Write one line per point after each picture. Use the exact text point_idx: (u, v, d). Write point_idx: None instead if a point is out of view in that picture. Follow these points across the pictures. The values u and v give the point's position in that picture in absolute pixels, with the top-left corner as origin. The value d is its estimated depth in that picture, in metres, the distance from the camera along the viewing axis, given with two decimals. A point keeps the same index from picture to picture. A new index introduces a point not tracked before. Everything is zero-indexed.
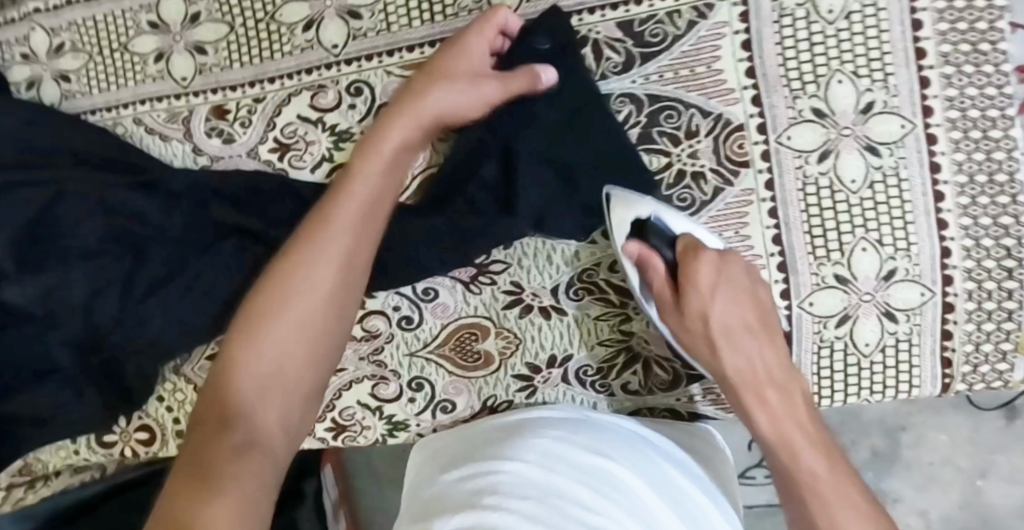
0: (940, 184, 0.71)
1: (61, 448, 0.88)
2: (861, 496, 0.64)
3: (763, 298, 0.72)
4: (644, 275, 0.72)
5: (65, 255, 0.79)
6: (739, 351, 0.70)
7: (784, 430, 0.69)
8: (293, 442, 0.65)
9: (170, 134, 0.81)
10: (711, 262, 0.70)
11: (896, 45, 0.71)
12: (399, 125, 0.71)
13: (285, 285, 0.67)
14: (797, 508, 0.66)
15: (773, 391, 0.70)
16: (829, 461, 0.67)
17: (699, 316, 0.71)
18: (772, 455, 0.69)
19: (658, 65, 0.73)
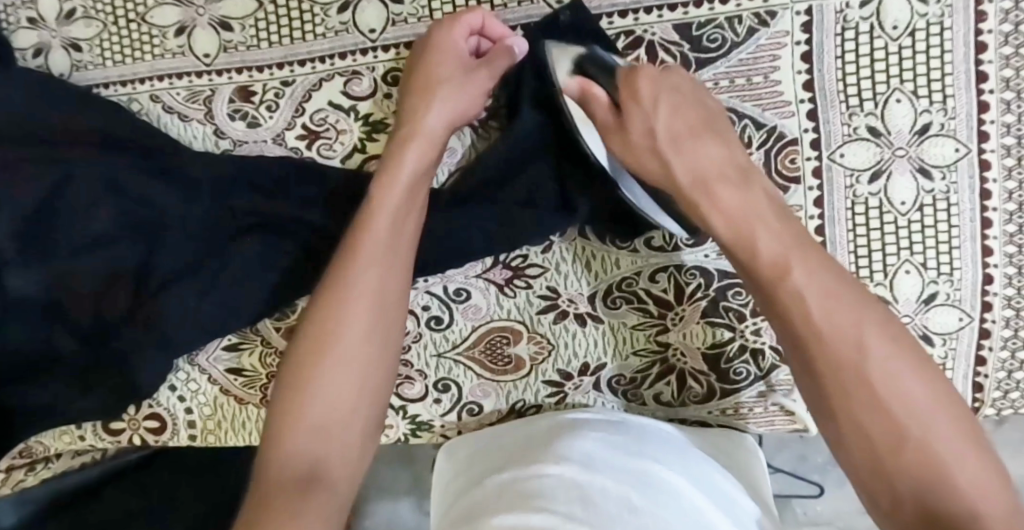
0: (989, 211, 0.70)
1: (64, 433, 0.86)
2: (849, 288, 0.54)
3: (709, 103, 0.64)
4: (589, 112, 0.66)
5: (76, 246, 0.77)
6: (701, 152, 0.61)
7: (742, 225, 0.58)
8: (355, 478, 0.62)
9: (191, 115, 0.79)
10: (647, 72, 0.62)
11: (959, 66, 0.69)
12: (413, 149, 0.69)
13: (319, 330, 0.65)
14: (782, 331, 0.56)
15: (732, 189, 0.59)
16: (802, 250, 0.56)
17: (648, 125, 0.62)
18: (736, 261, 0.59)
19: (714, 72, 0.71)
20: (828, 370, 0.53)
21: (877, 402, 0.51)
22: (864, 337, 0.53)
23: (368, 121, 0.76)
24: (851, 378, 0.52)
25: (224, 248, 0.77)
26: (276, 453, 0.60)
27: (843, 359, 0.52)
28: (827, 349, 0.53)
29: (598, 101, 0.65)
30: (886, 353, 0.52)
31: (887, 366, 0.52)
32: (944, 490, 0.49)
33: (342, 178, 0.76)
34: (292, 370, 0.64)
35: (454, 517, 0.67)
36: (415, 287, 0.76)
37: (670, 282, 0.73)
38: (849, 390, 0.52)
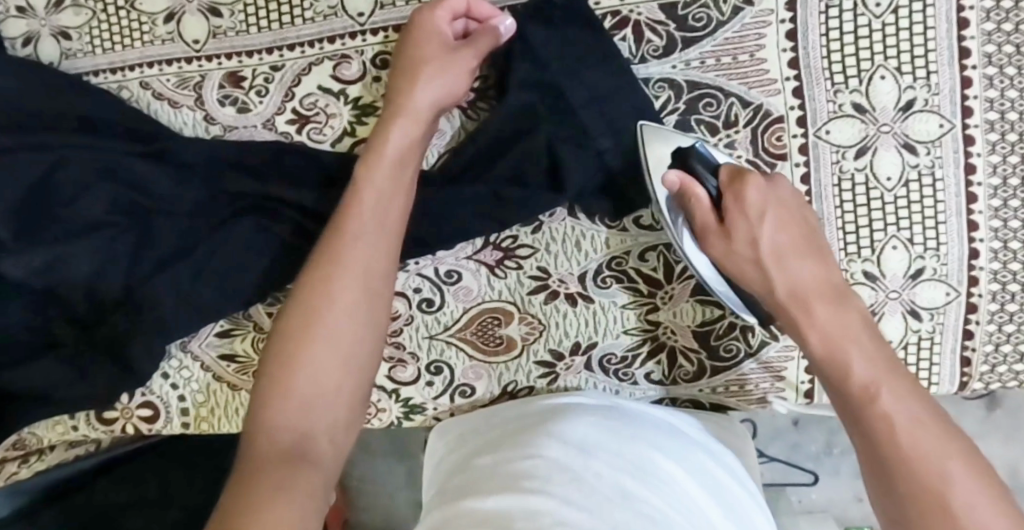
0: (974, 186, 0.71)
1: (57, 423, 0.85)
2: (939, 423, 0.57)
3: (810, 219, 0.66)
4: (687, 207, 0.66)
5: (70, 230, 0.78)
6: (802, 270, 0.63)
7: (838, 344, 0.61)
8: (342, 451, 0.63)
9: (181, 102, 0.79)
10: (758, 180, 0.64)
11: (942, 43, 0.70)
12: (398, 127, 0.69)
13: (308, 305, 0.65)
14: (863, 435, 0.58)
15: (828, 307, 0.62)
16: (895, 377, 0.59)
17: (750, 239, 0.64)
18: (824, 377, 0.61)
19: (700, 51, 0.71)
20: (900, 472, 0.56)
21: (953, 518, 0.53)
22: (948, 470, 0.55)
23: (358, 105, 0.76)
24: (928, 489, 0.55)
25: (216, 233, 0.78)
26: (265, 427, 0.60)
27: (926, 471, 0.55)
28: (910, 462, 0.55)
29: (699, 199, 0.65)
30: (964, 474, 0.55)
31: (964, 484, 0.54)
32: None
33: (333, 162, 0.77)
34: (280, 346, 0.64)
35: (442, 494, 0.68)
36: (406, 269, 0.76)
37: (659, 261, 0.74)
38: (926, 506, 0.55)
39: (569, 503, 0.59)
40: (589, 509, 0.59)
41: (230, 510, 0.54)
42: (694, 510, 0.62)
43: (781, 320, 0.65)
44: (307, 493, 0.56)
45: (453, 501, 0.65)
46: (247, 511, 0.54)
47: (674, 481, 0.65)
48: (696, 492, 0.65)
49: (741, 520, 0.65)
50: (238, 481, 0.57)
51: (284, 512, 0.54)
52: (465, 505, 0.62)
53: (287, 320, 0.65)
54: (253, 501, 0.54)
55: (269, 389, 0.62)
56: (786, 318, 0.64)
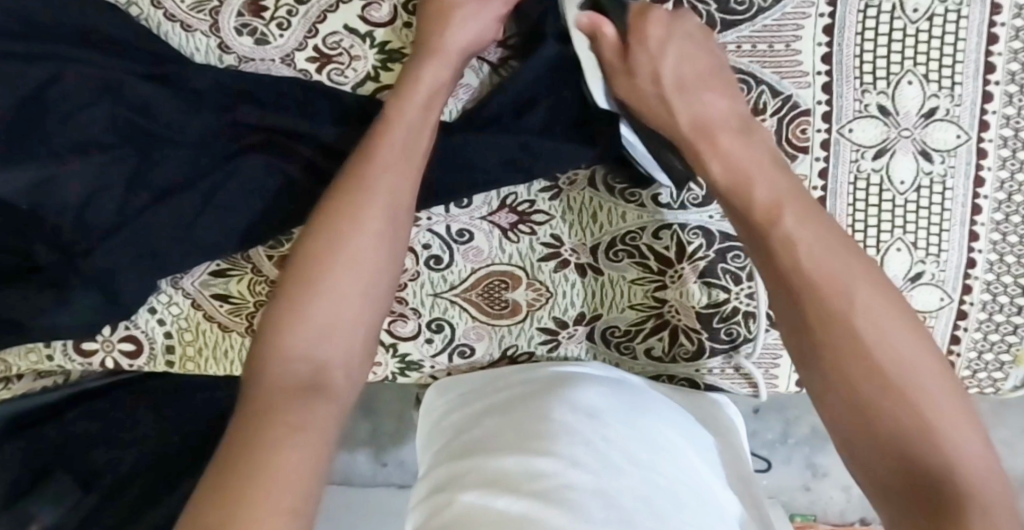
0: (981, 198, 0.74)
1: (32, 351, 0.83)
2: (817, 218, 0.57)
3: (716, 51, 0.67)
4: (597, 47, 0.67)
5: (66, 148, 0.74)
6: (690, 105, 0.64)
7: (740, 167, 0.61)
8: (356, 383, 0.62)
9: (195, 26, 0.75)
10: (659, 16, 0.66)
11: (969, 56, 0.71)
12: (430, 68, 0.69)
13: (333, 231, 0.64)
14: (766, 261, 0.57)
15: (734, 138, 0.62)
16: (798, 199, 0.58)
17: (650, 65, 0.65)
18: (728, 207, 0.61)
19: (737, 34, 0.72)
20: (814, 314, 0.54)
21: (867, 355, 0.52)
22: (850, 281, 0.54)
23: (384, 49, 0.74)
24: (839, 357, 0.53)
25: (222, 168, 0.75)
26: (279, 354, 0.60)
27: (841, 314, 0.53)
28: (825, 295, 0.54)
29: (607, 38, 0.66)
30: (881, 312, 0.53)
31: (823, 265, 0.55)
32: (904, 411, 0.50)
33: (356, 106, 0.75)
34: (296, 273, 0.63)
35: (446, 452, 0.70)
36: (417, 225, 0.76)
37: (672, 240, 0.74)
38: (832, 341, 0.53)
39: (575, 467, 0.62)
40: (594, 477, 0.61)
41: (241, 463, 0.54)
42: (701, 486, 0.65)
43: (689, 158, 0.65)
44: (319, 431, 0.57)
45: (461, 458, 0.67)
46: (251, 465, 0.53)
47: (685, 460, 0.67)
48: (703, 472, 0.67)
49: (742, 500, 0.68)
50: (246, 422, 0.57)
51: (292, 464, 0.54)
52: (473, 466, 0.65)
53: (306, 244, 0.64)
54: (267, 447, 0.54)
55: (285, 314, 0.61)
56: (670, 106, 0.65)
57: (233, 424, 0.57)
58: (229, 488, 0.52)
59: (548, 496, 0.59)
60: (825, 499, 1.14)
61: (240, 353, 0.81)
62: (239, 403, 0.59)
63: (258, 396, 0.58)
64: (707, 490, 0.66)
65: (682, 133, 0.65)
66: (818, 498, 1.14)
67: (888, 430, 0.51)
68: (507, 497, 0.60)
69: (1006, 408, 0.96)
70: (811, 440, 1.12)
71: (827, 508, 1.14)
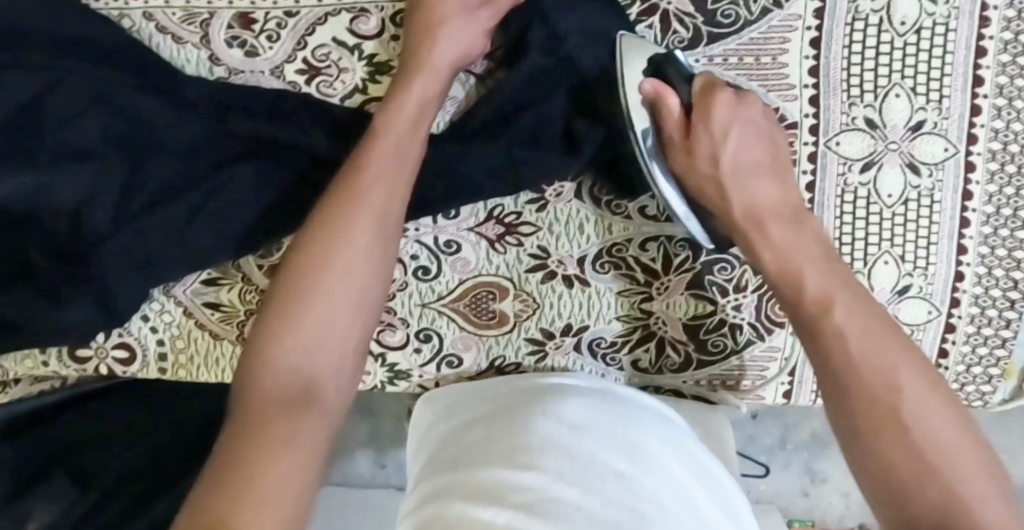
0: (969, 211, 0.73)
1: (28, 357, 0.84)
2: (872, 313, 0.59)
3: (778, 138, 0.68)
4: (655, 118, 0.68)
5: (58, 158, 0.75)
6: (759, 189, 0.65)
7: (789, 262, 0.63)
8: (347, 394, 0.63)
9: (185, 38, 0.76)
10: (727, 97, 0.66)
11: (957, 69, 0.71)
12: (417, 80, 0.69)
13: (325, 243, 0.64)
14: (814, 345, 0.59)
15: (784, 228, 0.64)
16: (849, 291, 0.60)
17: (711, 149, 0.66)
18: (781, 298, 0.63)
19: (724, 48, 0.72)
20: (850, 387, 0.57)
21: (905, 433, 0.54)
22: (894, 366, 0.56)
23: (372, 62, 0.75)
24: (876, 438, 0.55)
25: (211, 179, 0.76)
26: (268, 366, 0.61)
27: (873, 383, 0.56)
28: (862, 384, 0.56)
29: (671, 111, 0.66)
30: (918, 391, 0.55)
31: (866, 350, 0.57)
32: (942, 490, 0.52)
33: (344, 117, 0.75)
34: (286, 285, 0.64)
35: (433, 462, 0.70)
36: (405, 235, 0.76)
37: (659, 252, 0.75)
38: (883, 423, 0.55)
39: (559, 479, 0.62)
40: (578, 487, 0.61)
41: (226, 476, 0.54)
42: (687, 495, 0.65)
43: (740, 244, 0.66)
44: (307, 441, 0.57)
45: (448, 471, 0.68)
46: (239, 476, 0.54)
47: (671, 470, 0.67)
48: (689, 481, 0.67)
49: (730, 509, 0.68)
50: (235, 434, 0.57)
51: (280, 475, 0.55)
52: (460, 477, 0.65)
53: (296, 257, 0.65)
54: (253, 457, 0.55)
55: (275, 326, 0.62)
56: (736, 192, 0.66)
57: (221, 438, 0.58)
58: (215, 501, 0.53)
59: (534, 507, 0.59)
60: (824, 504, 1.13)
61: (231, 361, 0.82)
62: (229, 416, 0.60)
63: (248, 410, 0.59)
64: (694, 503, 0.65)
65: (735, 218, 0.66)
66: (816, 504, 1.12)
67: (927, 504, 0.52)
68: (493, 508, 0.60)
69: (1004, 415, 0.97)
70: (808, 445, 1.12)
71: (826, 514, 1.12)
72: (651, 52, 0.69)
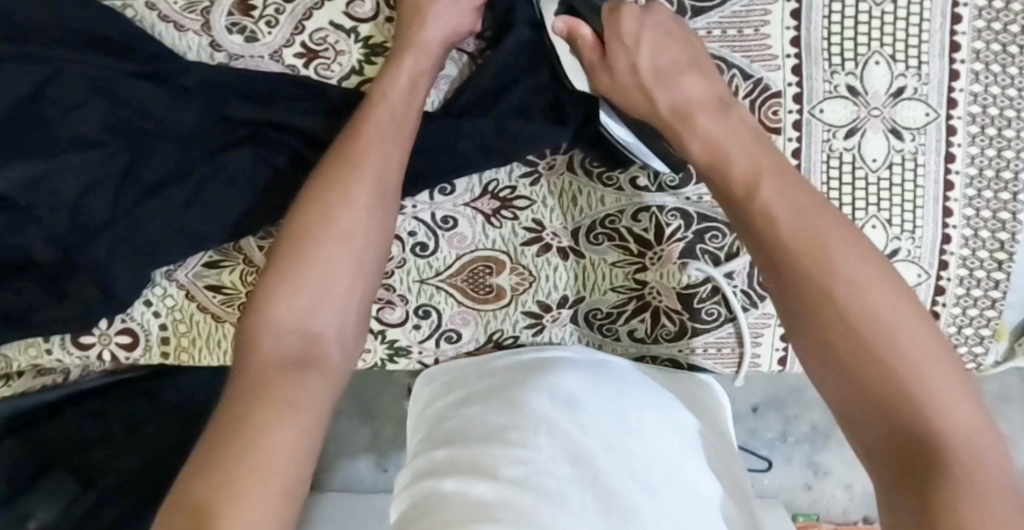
0: (952, 174, 0.75)
1: (31, 345, 0.85)
2: (809, 200, 0.56)
3: (687, 34, 0.68)
4: (577, 48, 0.69)
5: (63, 144, 0.76)
6: (684, 84, 0.65)
7: (733, 155, 0.60)
8: (347, 353, 0.64)
9: (187, 26, 0.78)
10: (631, 10, 0.66)
11: (934, 36, 0.73)
12: (410, 54, 0.72)
13: (322, 206, 0.65)
14: (761, 252, 0.57)
15: (710, 116, 0.63)
16: (778, 174, 0.58)
17: (627, 59, 0.66)
18: (720, 198, 0.60)
19: (707, 21, 0.74)
20: (798, 284, 0.54)
21: (858, 325, 0.51)
22: (831, 250, 0.53)
23: (368, 44, 0.78)
24: (829, 336, 0.52)
25: (210, 163, 0.78)
26: (268, 327, 0.61)
27: (824, 286, 0.52)
28: (811, 279, 0.53)
29: (584, 35, 0.68)
30: (862, 271, 0.52)
31: (834, 243, 0.54)
32: (897, 381, 0.49)
33: (341, 96, 0.78)
34: (283, 250, 0.64)
35: (430, 438, 0.71)
36: (403, 212, 0.77)
37: (651, 222, 0.76)
38: (823, 314, 0.52)
39: (554, 458, 0.63)
40: (574, 466, 0.62)
41: (223, 443, 0.55)
42: (685, 472, 0.66)
43: (670, 140, 0.66)
44: (312, 399, 0.58)
45: (442, 447, 0.68)
46: (242, 438, 0.55)
47: (671, 447, 0.67)
48: (688, 459, 0.67)
49: (725, 483, 0.69)
50: (236, 396, 0.58)
51: (282, 436, 0.55)
52: (455, 453, 0.66)
53: (293, 221, 0.65)
54: (252, 423, 0.56)
55: (273, 289, 0.62)
56: (660, 95, 0.65)
57: (222, 399, 0.59)
58: (219, 472, 0.53)
59: (523, 489, 0.60)
60: (827, 498, 1.09)
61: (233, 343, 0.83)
62: (228, 378, 0.60)
63: (251, 374, 0.59)
64: (692, 477, 0.66)
65: (665, 119, 0.65)
66: (820, 498, 1.09)
67: (883, 392, 0.49)
68: (487, 483, 0.61)
69: (1005, 400, 0.99)
70: (810, 438, 1.09)
71: (830, 507, 1.09)
72: None
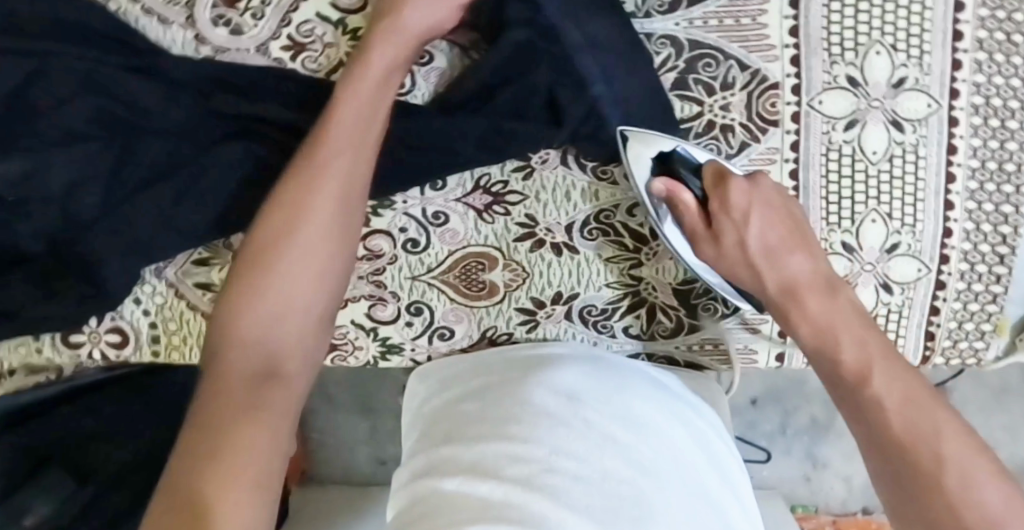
0: (954, 166, 0.73)
1: (21, 344, 0.87)
2: (907, 379, 0.60)
3: (796, 213, 0.69)
4: (676, 211, 0.70)
5: (47, 140, 0.75)
6: (793, 262, 0.67)
7: (833, 322, 0.64)
8: (315, 360, 0.65)
9: (171, 18, 0.77)
10: (739, 183, 0.67)
11: (937, 25, 0.71)
12: (381, 47, 0.69)
13: (283, 222, 0.65)
14: (857, 421, 0.61)
15: (820, 299, 0.65)
16: (885, 357, 0.61)
17: (736, 234, 0.67)
18: (817, 361, 0.64)
19: (704, 10, 0.72)
20: (907, 448, 0.58)
21: (957, 505, 0.55)
22: (928, 435, 0.57)
23: (356, 36, 0.76)
24: (926, 491, 0.56)
25: (196, 158, 0.76)
26: (232, 344, 0.63)
27: (922, 454, 0.57)
28: (908, 441, 0.58)
29: (685, 203, 0.69)
30: (962, 454, 0.57)
31: (938, 422, 0.58)
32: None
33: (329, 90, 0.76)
34: (246, 266, 0.65)
35: (427, 435, 0.70)
36: (393, 209, 0.76)
37: (647, 217, 0.75)
38: (923, 481, 0.56)
39: (558, 454, 0.62)
40: (583, 463, 0.61)
41: (200, 459, 0.56)
42: (689, 468, 0.65)
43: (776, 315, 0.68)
44: (275, 418, 0.59)
45: (441, 444, 0.67)
46: (207, 460, 0.56)
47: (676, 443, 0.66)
48: (692, 454, 0.67)
49: (729, 481, 0.68)
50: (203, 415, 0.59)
51: (248, 456, 0.57)
52: (455, 450, 0.65)
53: (255, 237, 0.66)
54: (229, 440, 0.57)
55: (236, 307, 0.64)
56: (772, 279, 0.67)
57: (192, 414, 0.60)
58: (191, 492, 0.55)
59: (527, 490, 0.59)
60: (827, 490, 1.09)
61: None
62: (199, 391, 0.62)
63: (216, 393, 0.60)
64: (696, 474, 0.65)
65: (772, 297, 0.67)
66: (819, 491, 1.09)
67: None
68: (490, 484, 0.60)
69: (1004, 392, 0.98)
70: (809, 431, 1.08)
71: (829, 499, 1.09)
72: (659, 142, 0.71)
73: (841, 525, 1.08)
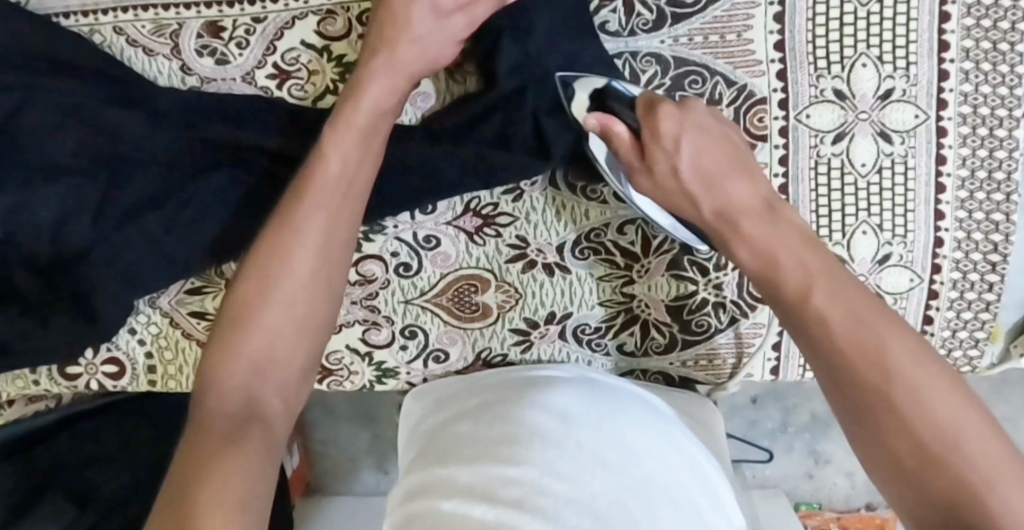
0: (944, 176, 0.73)
1: (19, 376, 0.85)
2: (850, 295, 0.56)
3: (732, 138, 0.65)
4: (611, 146, 0.65)
5: (34, 176, 0.75)
6: (734, 188, 0.62)
7: (772, 247, 0.60)
8: (292, 419, 0.64)
9: (156, 50, 0.77)
10: (670, 111, 0.63)
11: (922, 35, 0.71)
12: (373, 87, 0.69)
13: (265, 272, 0.65)
14: (807, 347, 0.57)
15: (759, 224, 0.61)
16: (827, 274, 0.58)
17: (669, 163, 0.63)
18: (763, 289, 0.61)
19: (688, 27, 0.72)
20: (858, 378, 0.54)
21: (912, 424, 0.52)
22: (877, 351, 0.54)
23: (341, 62, 0.76)
24: (882, 418, 0.53)
25: (188, 187, 0.76)
26: (215, 390, 0.61)
27: (873, 377, 0.54)
28: (856, 365, 0.54)
29: (620, 137, 0.64)
30: (911, 369, 0.53)
31: (889, 341, 0.54)
32: (958, 446, 0.51)
33: (317, 116, 0.76)
34: (228, 317, 0.64)
35: (422, 455, 0.70)
36: (384, 233, 0.76)
37: (637, 234, 0.75)
38: (876, 407, 0.53)
39: (551, 473, 0.62)
40: (574, 482, 0.61)
41: (182, 486, 0.55)
42: (680, 489, 0.65)
43: (717, 243, 0.64)
44: (256, 459, 0.57)
45: (434, 465, 0.67)
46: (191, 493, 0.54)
47: (668, 464, 0.66)
48: (684, 475, 0.67)
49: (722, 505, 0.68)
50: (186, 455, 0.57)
51: (228, 486, 0.55)
52: (448, 471, 0.65)
53: (238, 289, 0.65)
54: (218, 469, 0.55)
55: (219, 357, 0.62)
56: (711, 204, 0.63)
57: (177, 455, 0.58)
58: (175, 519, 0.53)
59: (520, 510, 0.59)
60: (830, 487, 1.09)
61: None
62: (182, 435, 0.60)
63: (195, 437, 0.58)
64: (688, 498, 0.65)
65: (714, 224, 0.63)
66: (822, 488, 1.09)
67: (939, 470, 0.51)
68: (485, 505, 0.60)
69: (1004, 386, 0.98)
70: (811, 428, 1.07)
71: (832, 495, 1.09)
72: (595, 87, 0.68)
73: (845, 522, 1.08)
